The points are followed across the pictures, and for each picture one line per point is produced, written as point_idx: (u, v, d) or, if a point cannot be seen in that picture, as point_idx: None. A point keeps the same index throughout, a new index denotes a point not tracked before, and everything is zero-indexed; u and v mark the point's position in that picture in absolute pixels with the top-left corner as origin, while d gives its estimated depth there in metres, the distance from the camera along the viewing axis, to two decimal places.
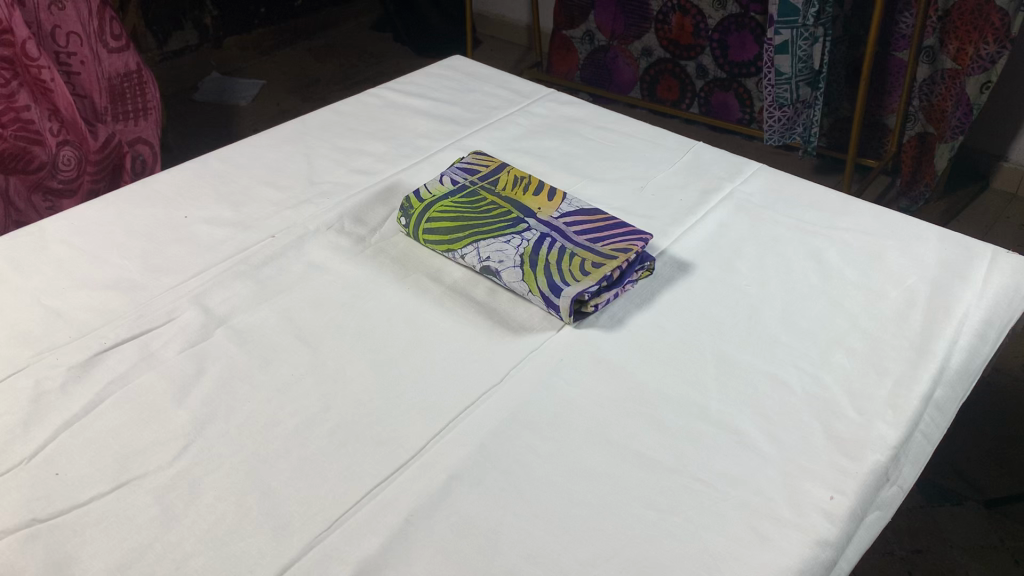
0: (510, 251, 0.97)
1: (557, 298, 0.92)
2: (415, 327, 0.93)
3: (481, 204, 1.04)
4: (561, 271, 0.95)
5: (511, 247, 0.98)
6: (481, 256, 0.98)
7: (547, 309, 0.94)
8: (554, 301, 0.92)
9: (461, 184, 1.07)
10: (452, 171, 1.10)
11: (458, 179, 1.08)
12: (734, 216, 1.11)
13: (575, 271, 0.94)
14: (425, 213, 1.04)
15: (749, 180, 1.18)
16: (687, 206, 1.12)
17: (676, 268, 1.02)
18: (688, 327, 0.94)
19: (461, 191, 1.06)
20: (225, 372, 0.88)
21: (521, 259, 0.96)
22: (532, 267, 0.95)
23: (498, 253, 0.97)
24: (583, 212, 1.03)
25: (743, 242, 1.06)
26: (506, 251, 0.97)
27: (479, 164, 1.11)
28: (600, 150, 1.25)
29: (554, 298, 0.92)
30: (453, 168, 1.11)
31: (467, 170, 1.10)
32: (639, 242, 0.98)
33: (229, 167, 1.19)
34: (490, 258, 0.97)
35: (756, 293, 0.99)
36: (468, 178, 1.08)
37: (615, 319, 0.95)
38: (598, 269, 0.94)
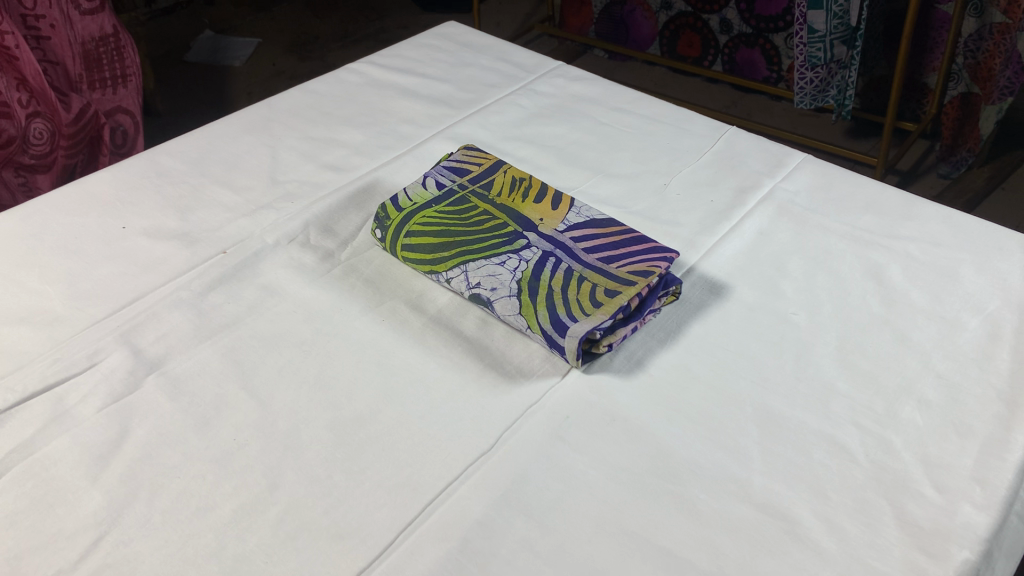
0: (506, 276, 0.80)
1: (562, 339, 0.75)
2: (389, 372, 0.77)
3: (472, 213, 0.87)
4: (568, 303, 0.77)
5: (507, 270, 0.80)
6: (470, 282, 0.81)
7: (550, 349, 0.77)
8: (558, 342, 0.75)
9: (449, 188, 0.90)
10: (437, 171, 0.92)
11: (445, 182, 0.90)
12: (775, 223, 0.93)
13: (584, 302, 0.77)
14: (405, 225, 0.86)
15: (792, 174, 0.99)
16: (719, 210, 0.94)
17: (708, 290, 0.85)
18: (721, 371, 0.77)
19: (447, 196, 0.89)
20: (154, 436, 0.71)
21: (519, 286, 0.79)
22: (532, 296, 0.78)
23: (491, 279, 0.80)
24: (594, 224, 0.85)
25: (787, 257, 0.89)
26: (501, 276, 0.80)
27: (470, 161, 0.93)
28: (615, 138, 1.06)
29: (559, 338, 0.75)
30: (439, 167, 0.92)
31: (456, 170, 0.92)
32: (663, 261, 0.81)
33: (180, 164, 1.01)
34: (482, 284, 0.80)
35: (803, 323, 0.82)
36: (458, 179, 0.90)
37: (632, 360, 0.78)
38: (613, 298, 0.77)
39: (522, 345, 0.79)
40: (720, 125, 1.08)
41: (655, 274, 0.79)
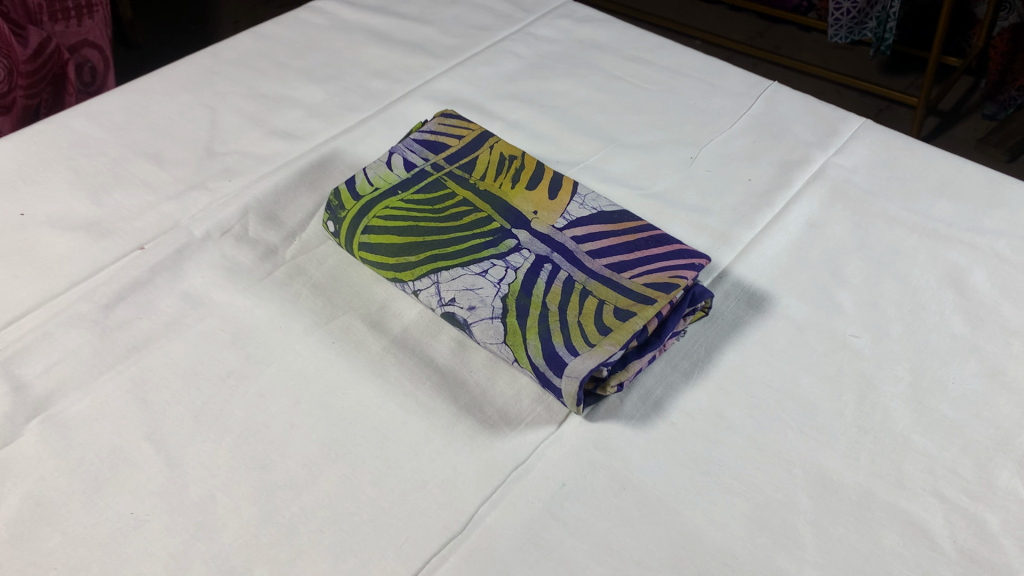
0: (488, 290, 0.62)
1: (558, 378, 0.58)
2: (336, 415, 0.60)
3: (448, 203, 0.69)
4: (565, 328, 0.60)
5: (489, 281, 0.63)
6: (443, 297, 0.63)
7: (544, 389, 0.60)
8: (554, 382, 0.58)
9: (420, 168, 0.71)
10: (406, 144, 0.74)
11: (415, 159, 0.72)
12: (827, 212, 0.74)
13: (587, 327, 0.60)
14: (362, 218, 0.69)
15: (848, 146, 0.81)
16: (758, 193, 0.76)
17: (744, 305, 0.67)
18: (761, 417, 0.60)
19: (417, 179, 0.71)
20: (28, 507, 0.55)
21: (504, 305, 0.62)
22: (520, 319, 0.61)
23: (470, 294, 0.62)
24: (601, 217, 0.67)
25: (842, 258, 0.71)
26: (481, 290, 0.62)
27: (447, 131, 0.75)
28: (630, 96, 0.87)
29: (554, 377, 0.58)
30: (409, 139, 0.74)
31: (430, 144, 0.74)
32: (690, 268, 0.63)
33: (98, 129, 0.83)
34: (458, 301, 0.63)
35: (866, 350, 0.64)
36: (431, 157, 0.72)
37: (649, 402, 0.61)
38: (625, 322, 0.59)
39: (507, 378, 0.62)
40: (758, 79, 0.89)
41: (679, 287, 0.61)
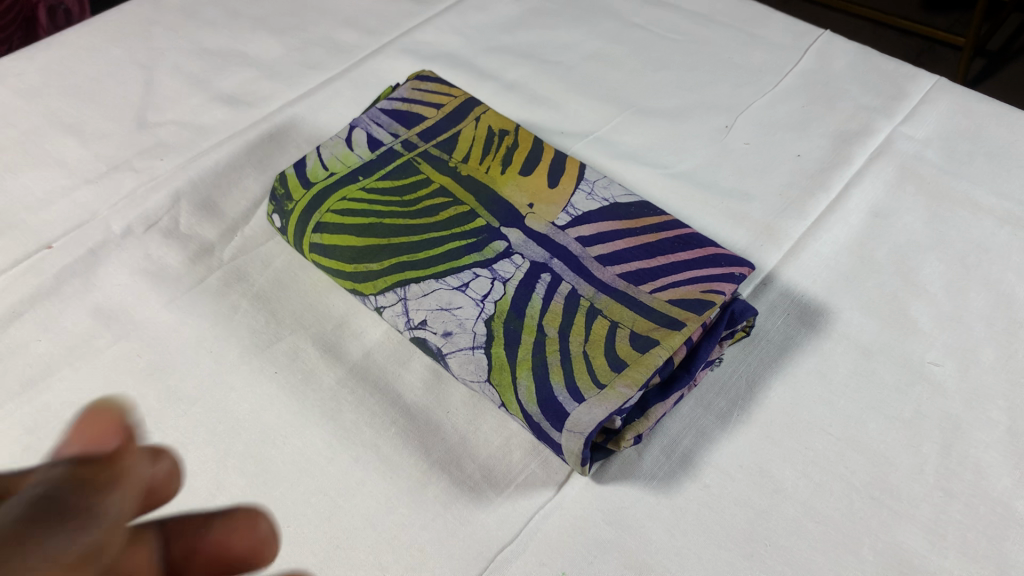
0: (468, 309, 0.49)
1: (557, 432, 0.44)
2: (274, 474, 0.47)
3: (420, 192, 0.55)
4: (567, 361, 0.45)
5: (470, 297, 0.49)
6: (412, 318, 0.50)
7: (541, 441, 0.47)
8: (552, 436, 0.45)
9: (387, 147, 0.58)
10: (371, 115, 0.60)
11: (382, 135, 0.58)
12: (894, 197, 0.60)
13: (596, 360, 0.45)
14: (313, 211, 0.55)
15: (919, 111, 0.66)
16: (808, 173, 0.62)
17: (795, 323, 0.53)
18: (818, 477, 0.47)
19: (384, 162, 0.57)
20: None
21: (489, 330, 0.48)
22: (509, 350, 0.47)
23: (445, 314, 0.49)
24: (614, 211, 0.53)
25: (916, 256, 0.56)
26: (460, 310, 0.49)
27: (422, 99, 0.60)
28: (651, 48, 0.72)
29: (553, 430, 0.44)
30: (375, 109, 0.60)
31: (401, 115, 0.60)
32: (728, 280, 0.49)
33: (9, 94, 0.69)
34: (430, 324, 0.49)
35: (951, 383, 0.50)
36: (401, 132, 0.58)
37: (674, 455, 0.48)
38: (644, 354, 0.45)
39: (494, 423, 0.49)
40: (805, 27, 0.73)
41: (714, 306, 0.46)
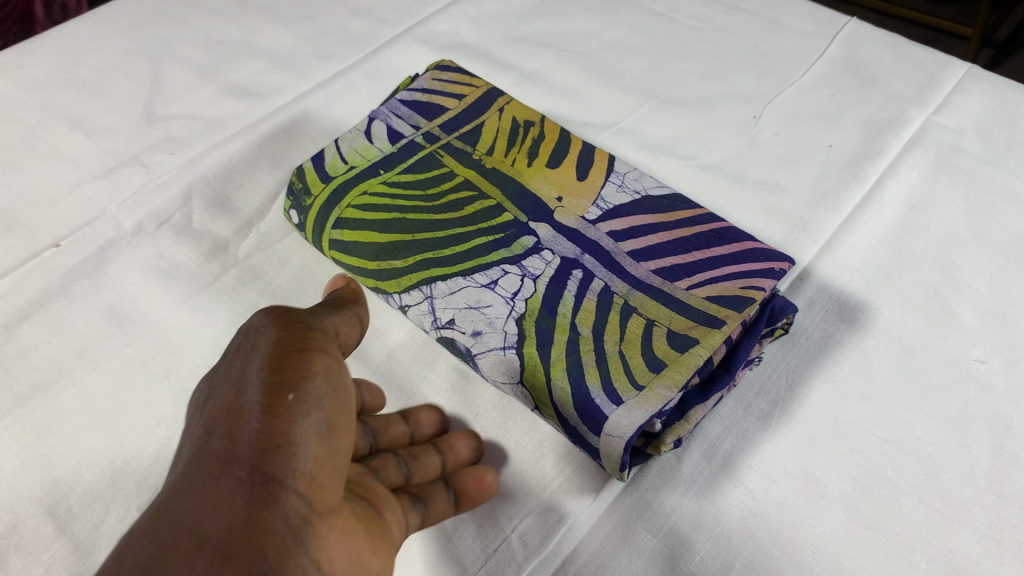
0: (497, 308, 0.47)
1: (595, 437, 0.42)
2: None
3: (444, 186, 0.53)
4: (602, 361, 0.43)
5: (499, 296, 0.47)
6: (438, 318, 0.48)
7: (579, 446, 0.44)
8: (590, 441, 0.42)
9: (408, 140, 0.56)
10: (391, 107, 0.58)
11: (402, 127, 0.57)
12: (931, 188, 0.58)
13: (633, 361, 0.43)
14: (333, 207, 0.53)
15: (952, 100, 0.64)
16: (840, 164, 0.60)
17: (835, 321, 0.52)
18: (865, 481, 0.45)
19: (405, 156, 0.55)
20: None
21: (520, 329, 0.46)
22: (541, 350, 0.44)
23: (473, 314, 0.47)
24: (646, 205, 0.51)
25: (956, 250, 0.54)
26: (489, 309, 0.47)
27: (443, 90, 0.59)
28: (673, 36, 0.70)
29: (591, 435, 0.42)
30: (395, 101, 0.59)
31: (421, 106, 0.58)
32: (768, 275, 0.46)
33: (12, 87, 0.67)
34: (457, 323, 0.47)
35: (999, 381, 0.48)
36: (422, 123, 0.57)
37: (715, 459, 0.46)
38: (683, 354, 0.43)
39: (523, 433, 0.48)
40: (831, 14, 0.71)
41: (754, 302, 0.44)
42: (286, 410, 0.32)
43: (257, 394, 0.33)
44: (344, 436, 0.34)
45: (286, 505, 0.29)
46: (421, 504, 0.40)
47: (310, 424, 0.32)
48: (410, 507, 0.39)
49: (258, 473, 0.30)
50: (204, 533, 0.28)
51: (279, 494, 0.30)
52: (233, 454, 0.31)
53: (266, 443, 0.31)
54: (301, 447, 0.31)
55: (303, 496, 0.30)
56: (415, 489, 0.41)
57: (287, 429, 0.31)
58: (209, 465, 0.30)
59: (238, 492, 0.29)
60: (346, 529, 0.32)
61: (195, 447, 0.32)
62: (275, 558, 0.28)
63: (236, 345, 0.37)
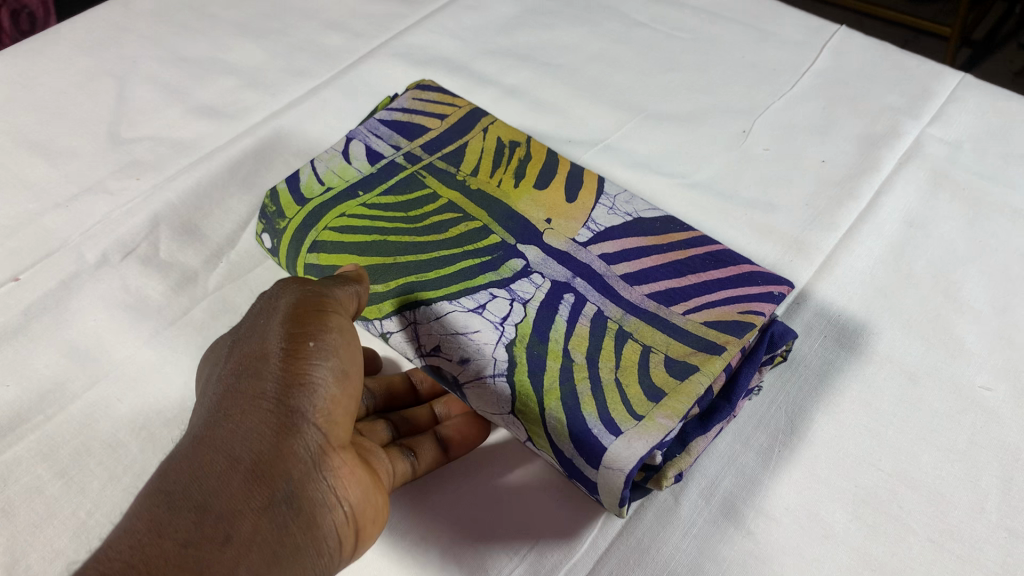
0: (487, 333, 0.44)
1: (593, 469, 0.40)
2: None
3: (427, 207, 0.50)
4: (598, 390, 0.41)
5: (487, 320, 0.44)
6: (424, 344, 0.46)
7: (574, 478, 0.42)
8: (587, 473, 0.40)
9: (388, 159, 0.53)
10: (370, 126, 0.56)
11: (382, 147, 0.54)
12: (928, 204, 0.56)
13: (630, 390, 0.41)
14: (309, 230, 0.50)
15: (947, 111, 0.62)
16: (835, 181, 0.58)
17: (836, 347, 0.50)
18: (871, 519, 0.42)
19: (385, 176, 0.52)
20: None
21: (511, 355, 0.43)
22: (534, 378, 0.42)
23: (459, 339, 0.44)
24: (638, 227, 0.49)
25: (957, 270, 0.53)
26: (477, 333, 0.44)
27: (424, 109, 0.56)
28: (659, 48, 0.68)
29: (589, 468, 0.40)
30: (373, 120, 0.56)
31: (401, 126, 0.55)
32: (766, 299, 0.45)
33: None
34: (443, 349, 0.45)
35: (1006, 409, 0.46)
36: (403, 144, 0.54)
37: (715, 500, 0.44)
38: (683, 382, 0.41)
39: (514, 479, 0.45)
40: (820, 23, 0.69)
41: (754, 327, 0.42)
42: (305, 357, 0.37)
43: (280, 339, 0.37)
44: (355, 380, 0.38)
45: (306, 437, 0.35)
46: (410, 454, 0.44)
47: (326, 370, 0.37)
48: (398, 455, 0.43)
49: (281, 405, 0.35)
50: (237, 457, 0.34)
51: (300, 426, 0.35)
52: (259, 388, 0.36)
53: (288, 381, 0.36)
54: (319, 386, 0.36)
55: (321, 430, 0.36)
56: (404, 442, 0.45)
57: (306, 374, 0.36)
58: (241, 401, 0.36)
59: (264, 422, 0.35)
60: (356, 462, 0.37)
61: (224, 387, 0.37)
62: (298, 480, 0.34)
63: (253, 314, 0.41)
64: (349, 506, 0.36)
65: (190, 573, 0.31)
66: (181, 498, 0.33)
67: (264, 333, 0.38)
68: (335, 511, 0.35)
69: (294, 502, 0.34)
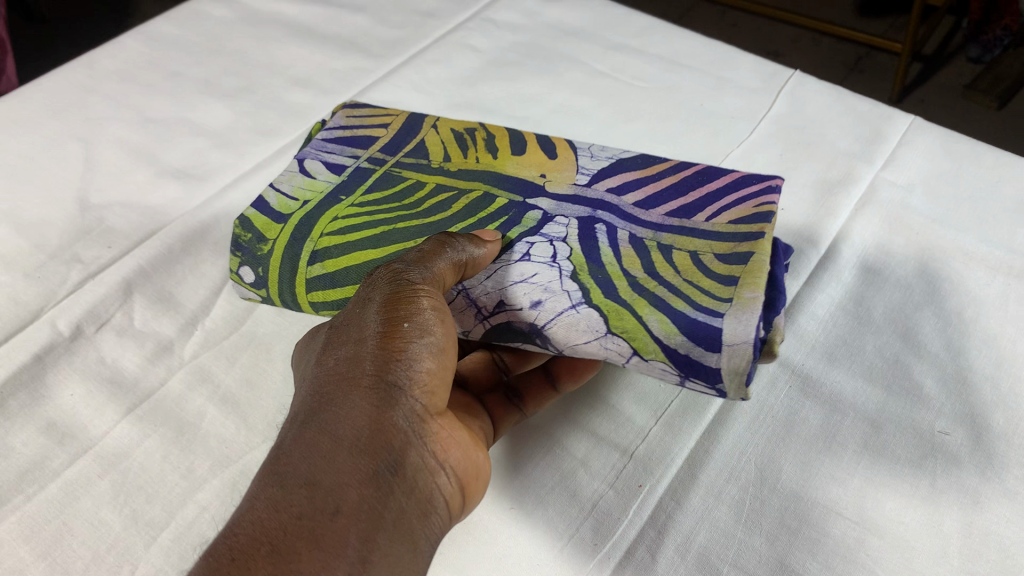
0: (545, 273, 0.44)
1: (714, 355, 0.40)
2: None
3: (420, 193, 0.51)
4: (678, 291, 0.42)
5: (539, 262, 0.45)
6: (485, 307, 0.45)
7: (688, 379, 0.42)
8: (708, 362, 0.40)
9: (353, 167, 0.53)
10: (316, 146, 0.55)
11: (340, 160, 0.54)
12: (884, 249, 0.58)
13: (705, 283, 0.42)
14: (302, 242, 0.49)
15: (898, 154, 0.64)
16: (795, 229, 0.60)
17: (800, 394, 0.51)
18: (840, 567, 0.44)
19: (359, 180, 0.52)
20: None
21: (580, 284, 0.43)
22: (614, 298, 0.43)
23: (521, 288, 0.44)
24: (624, 164, 0.51)
25: (913, 314, 0.55)
26: (536, 277, 0.44)
27: (364, 120, 0.57)
28: (620, 97, 0.70)
29: (709, 356, 0.40)
30: (319, 140, 0.56)
31: (350, 139, 0.56)
32: (772, 192, 0.47)
33: None
34: (508, 303, 0.44)
35: (964, 452, 0.48)
36: (360, 151, 0.54)
37: (690, 555, 0.45)
38: (748, 264, 0.42)
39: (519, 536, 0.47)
40: (775, 68, 0.71)
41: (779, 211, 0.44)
42: (401, 337, 0.39)
43: (377, 324, 0.40)
44: (450, 354, 0.41)
45: (402, 407, 0.38)
46: (515, 395, 0.52)
47: (421, 347, 0.39)
48: (505, 399, 0.51)
49: (379, 382, 0.38)
50: (341, 434, 0.36)
51: (397, 398, 0.38)
52: (357, 370, 0.38)
53: (384, 358, 0.38)
54: (414, 360, 0.39)
55: (417, 401, 0.38)
56: (513, 382, 0.53)
57: (403, 351, 0.39)
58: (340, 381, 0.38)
59: (363, 398, 0.37)
60: (450, 426, 0.40)
61: (318, 369, 0.40)
62: (400, 446, 0.37)
63: (356, 295, 0.43)
64: (445, 471, 0.39)
65: (314, 536, 0.33)
66: (295, 476, 0.35)
67: (360, 319, 0.40)
68: (431, 472, 0.38)
69: (397, 468, 0.36)
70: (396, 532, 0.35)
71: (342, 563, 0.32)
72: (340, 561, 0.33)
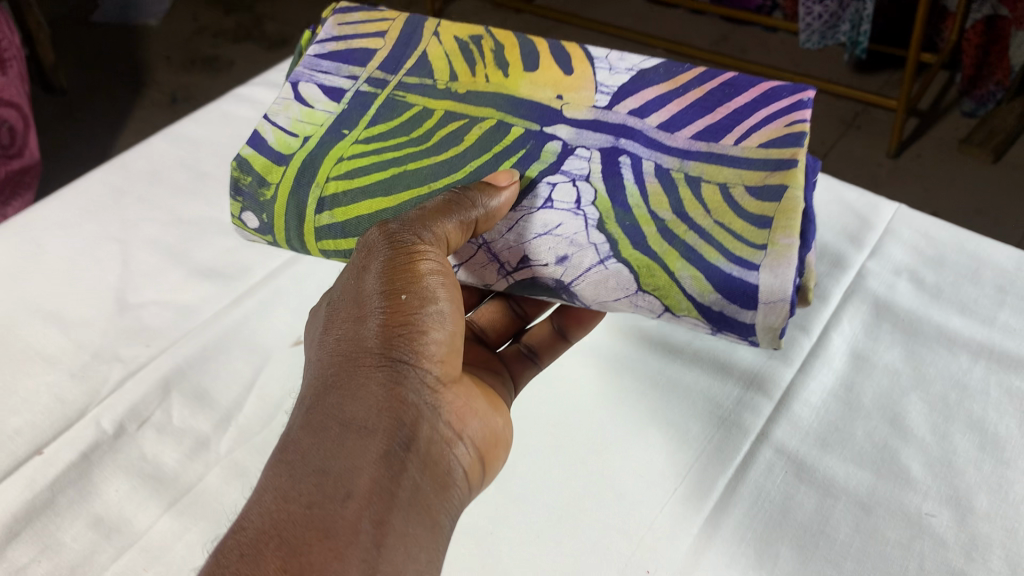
0: (570, 224, 0.49)
1: (749, 312, 0.47)
2: None
3: (428, 122, 0.55)
4: (709, 237, 0.47)
5: (564, 211, 0.49)
6: (508, 261, 0.51)
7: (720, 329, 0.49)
8: (743, 318, 0.47)
9: (352, 91, 0.58)
10: (311, 67, 0.59)
11: (337, 82, 0.58)
12: (873, 336, 0.62)
13: (736, 226, 0.47)
14: (312, 185, 0.54)
15: (884, 242, 0.68)
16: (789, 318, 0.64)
17: (795, 475, 0.55)
18: None
19: (363, 109, 0.56)
20: None
21: (607, 235, 0.48)
22: (640, 249, 0.48)
23: (550, 240, 0.49)
24: (646, 78, 0.55)
25: (901, 401, 0.58)
26: (562, 228, 0.49)
27: (360, 36, 0.61)
28: None
29: (744, 312, 0.47)
30: (311, 57, 0.60)
31: (341, 55, 0.60)
32: (800, 106, 0.51)
33: None
34: (538, 258, 0.50)
35: (950, 534, 0.51)
36: (359, 73, 0.58)
37: None
38: (781, 202, 0.46)
39: None
40: None
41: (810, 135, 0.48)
42: (403, 313, 0.44)
43: (379, 299, 0.45)
44: (451, 327, 0.45)
45: (409, 384, 0.42)
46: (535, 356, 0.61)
47: (422, 321, 0.44)
48: (526, 358, 0.61)
49: (383, 360, 0.43)
50: (353, 416, 0.41)
51: (403, 374, 0.42)
52: (364, 350, 0.43)
53: (388, 335, 0.43)
54: (418, 338, 0.44)
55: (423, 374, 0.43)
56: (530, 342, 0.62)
57: (406, 330, 0.44)
58: (350, 363, 0.43)
59: (371, 378, 0.42)
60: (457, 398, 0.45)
61: (331, 349, 0.45)
62: (409, 422, 0.41)
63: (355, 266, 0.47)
64: (460, 441, 0.44)
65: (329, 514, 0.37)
66: (312, 456, 0.40)
67: (363, 292, 0.45)
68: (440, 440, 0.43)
69: (407, 443, 0.41)
70: (410, 508, 0.39)
71: (356, 545, 0.36)
72: (355, 544, 0.36)
